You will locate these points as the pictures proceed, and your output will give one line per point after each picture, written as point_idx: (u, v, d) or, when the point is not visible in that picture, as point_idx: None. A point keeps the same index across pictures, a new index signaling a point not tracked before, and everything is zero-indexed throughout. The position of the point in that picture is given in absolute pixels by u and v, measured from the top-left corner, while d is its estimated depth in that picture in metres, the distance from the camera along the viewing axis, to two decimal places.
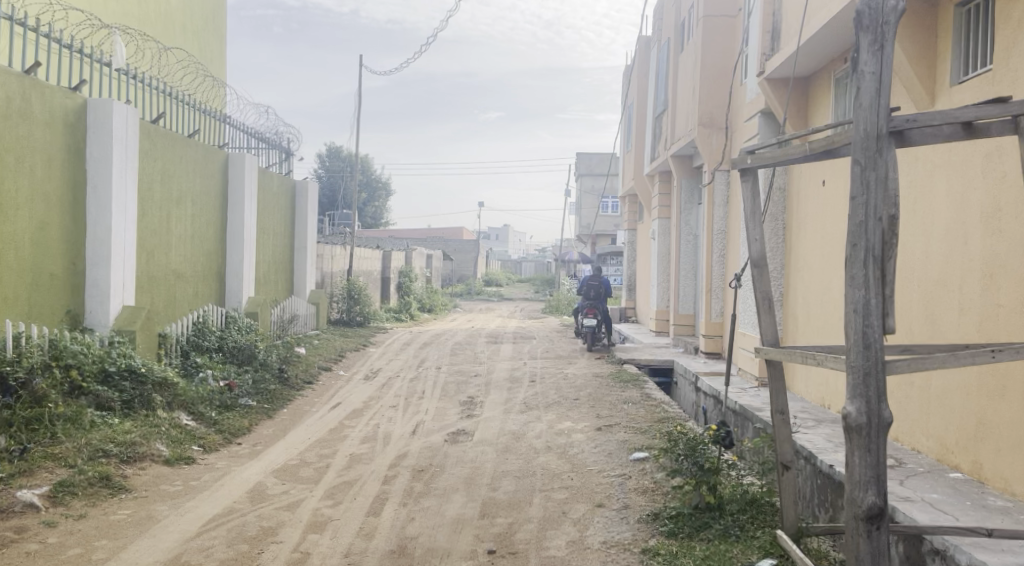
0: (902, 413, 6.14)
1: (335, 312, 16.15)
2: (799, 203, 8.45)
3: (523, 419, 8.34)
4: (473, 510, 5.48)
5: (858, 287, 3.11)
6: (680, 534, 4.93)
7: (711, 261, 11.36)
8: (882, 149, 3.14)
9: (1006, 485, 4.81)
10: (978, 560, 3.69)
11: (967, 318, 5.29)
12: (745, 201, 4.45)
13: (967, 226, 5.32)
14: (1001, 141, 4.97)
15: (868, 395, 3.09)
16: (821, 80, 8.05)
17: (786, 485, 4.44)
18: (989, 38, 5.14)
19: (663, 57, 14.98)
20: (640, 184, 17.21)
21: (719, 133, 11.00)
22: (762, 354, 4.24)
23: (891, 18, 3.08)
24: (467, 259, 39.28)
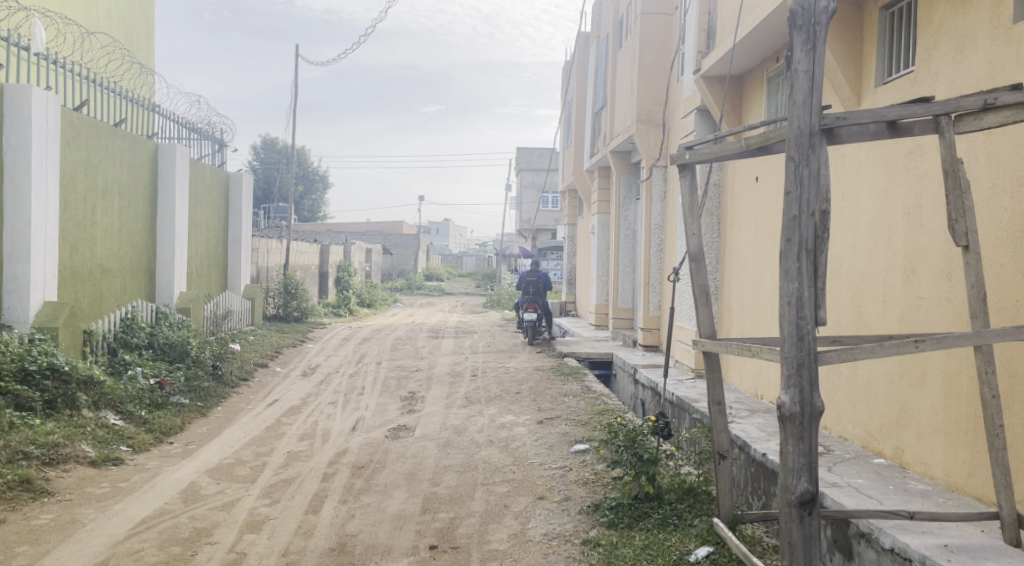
0: (831, 403, 6.34)
1: (272, 308, 15.82)
2: (734, 197, 8.62)
3: (465, 414, 8.32)
4: (414, 505, 5.44)
5: (793, 281, 3.18)
6: (620, 524, 4.99)
7: (649, 255, 11.52)
8: (815, 146, 3.21)
9: (926, 470, 5.00)
10: (901, 542, 3.82)
11: (892, 310, 5.49)
12: (683, 196, 4.51)
13: (891, 222, 5.50)
14: (924, 139, 5.16)
15: (801, 385, 3.16)
16: (755, 79, 8.23)
17: (722, 474, 4.53)
18: (911, 42, 5.33)
19: (602, 53, 15.10)
20: (580, 179, 17.33)
21: (657, 129, 11.16)
22: (698, 346, 4.32)
23: (823, 19, 3.17)
24: (407, 254, 38.98)
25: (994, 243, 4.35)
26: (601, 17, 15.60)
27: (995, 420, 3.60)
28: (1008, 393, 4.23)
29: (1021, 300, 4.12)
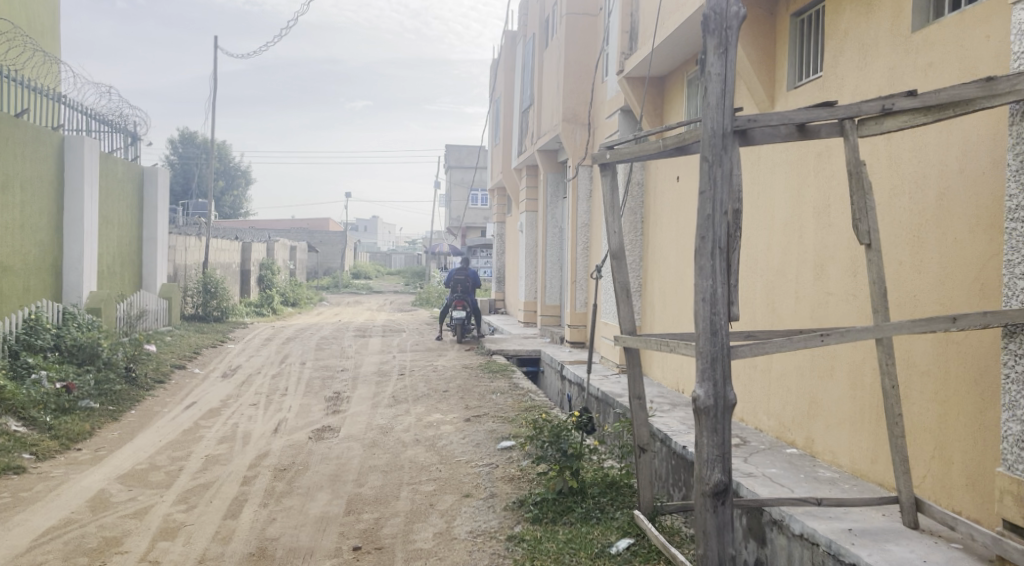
0: (748, 396, 6.55)
1: (190, 308, 15.32)
2: (656, 197, 8.81)
3: (392, 413, 8.25)
4: (338, 507, 5.37)
5: (707, 278, 3.27)
6: (544, 519, 5.04)
7: (575, 253, 11.65)
8: (727, 147, 3.31)
9: (835, 458, 5.23)
10: (809, 528, 3.99)
11: (803, 305, 5.71)
12: (604, 194, 4.59)
13: (802, 221, 5.72)
14: (832, 142, 5.39)
15: (715, 379, 3.26)
16: (676, 81, 8.43)
17: (643, 467, 4.64)
18: (820, 48, 5.56)
19: (529, 53, 15.20)
20: (508, 177, 17.40)
21: (582, 129, 11.30)
22: (620, 342, 4.39)
23: (734, 23, 3.27)
24: (334, 251, 38.34)
25: (895, 241, 4.57)
26: (527, 17, 15.71)
27: (894, 409, 3.80)
28: (907, 384, 4.46)
29: (918, 296, 4.35)
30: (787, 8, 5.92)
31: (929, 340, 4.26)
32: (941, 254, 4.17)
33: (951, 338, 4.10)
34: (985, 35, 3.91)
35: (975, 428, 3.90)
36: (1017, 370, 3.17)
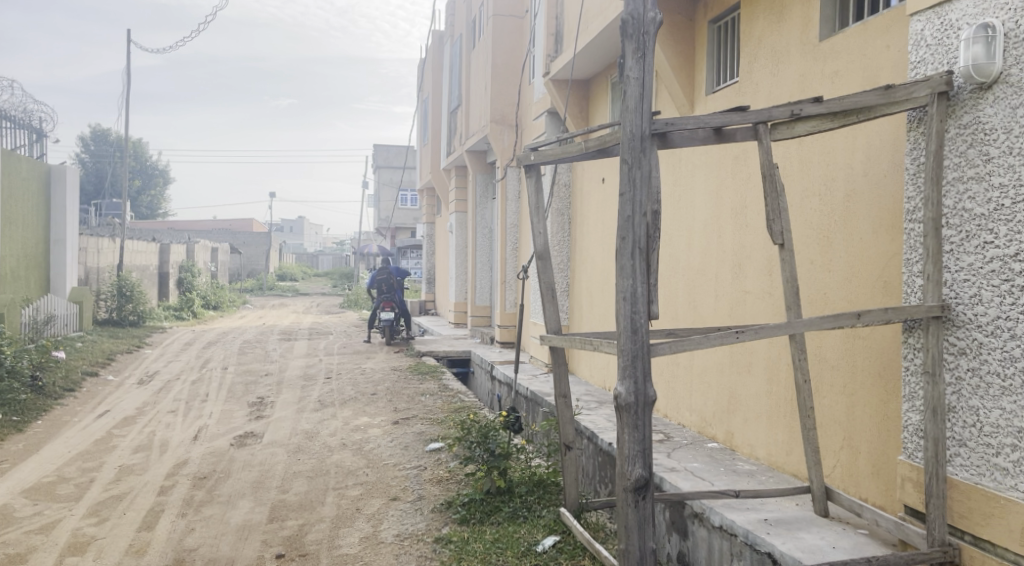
0: (670, 393, 6.71)
1: (104, 312, 14.72)
2: (583, 197, 8.93)
3: (318, 417, 8.13)
4: (261, 514, 5.26)
5: (627, 278, 3.30)
6: (472, 520, 5.04)
7: (505, 254, 11.71)
8: (646, 149, 3.33)
9: (752, 451, 5.41)
10: (728, 520, 4.11)
11: (722, 304, 5.88)
12: (529, 195, 4.62)
13: (721, 222, 5.90)
14: (747, 145, 5.57)
15: (635, 376, 3.30)
16: (600, 84, 8.56)
17: (569, 464, 4.69)
18: (736, 55, 5.74)
19: (456, 54, 15.21)
20: (437, 178, 17.37)
21: (510, 130, 11.35)
22: (546, 341, 4.41)
23: (650, 29, 3.29)
24: (258, 253, 37.48)
25: (806, 241, 4.76)
26: (454, 17, 15.71)
27: (806, 403, 3.96)
28: (818, 378, 4.64)
29: (829, 294, 4.53)
30: (704, 14, 6.09)
31: (838, 336, 4.44)
32: (849, 254, 4.36)
33: (858, 334, 4.29)
34: (885, 45, 4.10)
35: (880, 419, 4.10)
36: (916, 364, 3.33)
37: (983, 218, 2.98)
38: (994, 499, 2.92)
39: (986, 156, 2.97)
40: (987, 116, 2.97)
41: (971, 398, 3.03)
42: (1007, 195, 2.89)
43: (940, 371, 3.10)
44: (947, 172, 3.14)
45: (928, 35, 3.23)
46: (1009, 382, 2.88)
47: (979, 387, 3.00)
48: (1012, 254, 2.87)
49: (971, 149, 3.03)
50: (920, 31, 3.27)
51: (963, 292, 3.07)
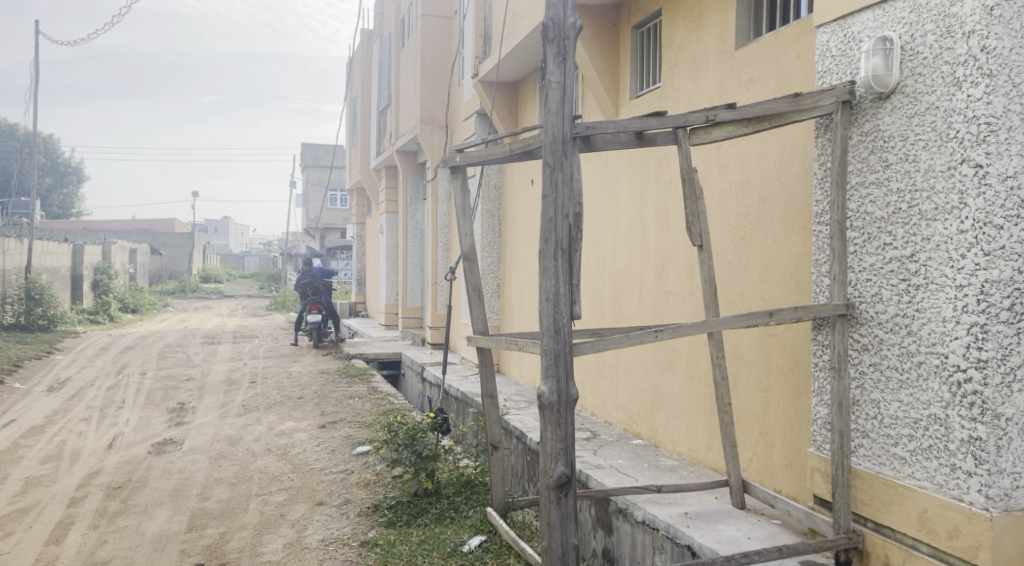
0: (597, 391, 6.82)
1: (10, 317, 14.02)
2: (512, 199, 8.98)
3: (241, 423, 7.94)
4: (179, 524, 5.11)
5: (550, 278, 3.33)
6: (398, 522, 5.02)
7: (435, 254, 11.67)
8: (568, 152, 3.36)
9: (675, 447, 5.55)
10: (650, 514, 4.21)
11: (646, 303, 6.01)
12: (456, 196, 4.62)
13: (645, 223, 6.03)
14: (669, 149, 5.70)
15: (558, 375, 3.34)
16: (528, 86, 8.63)
17: (495, 464, 4.72)
18: (658, 60, 5.88)
19: (385, 54, 15.11)
20: (367, 178, 17.19)
21: (440, 130, 11.31)
22: (472, 342, 4.42)
23: (571, 34, 3.33)
24: (179, 254, 36.29)
25: (725, 242, 4.91)
26: (383, 17, 15.59)
27: (724, 398, 4.09)
28: (736, 375, 4.79)
29: (745, 293, 4.69)
30: (628, 19, 6.21)
31: (755, 333, 4.59)
32: (764, 254, 4.52)
33: (773, 332, 4.44)
34: (796, 54, 4.27)
35: (793, 413, 4.26)
36: (824, 359, 3.48)
37: (883, 221, 3.14)
38: (893, 486, 3.08)
39: (885, 163, 3.13)
40: (885, 125, 3.13)
41: (873, 392, 3.19)
42: (903, 199, 3.04)
43: (845, 366, 3.26)
44: (851, 177, 3.30)
45: (833, 46, 3.39)
46: (906, 376, 3.03)
47: (880, 381, 3.15)
48: (908, 255, 3.02)
49: (872, 156, 3.19)
50: (825, 43, 3.43)
51: (865, 290, 3.23)
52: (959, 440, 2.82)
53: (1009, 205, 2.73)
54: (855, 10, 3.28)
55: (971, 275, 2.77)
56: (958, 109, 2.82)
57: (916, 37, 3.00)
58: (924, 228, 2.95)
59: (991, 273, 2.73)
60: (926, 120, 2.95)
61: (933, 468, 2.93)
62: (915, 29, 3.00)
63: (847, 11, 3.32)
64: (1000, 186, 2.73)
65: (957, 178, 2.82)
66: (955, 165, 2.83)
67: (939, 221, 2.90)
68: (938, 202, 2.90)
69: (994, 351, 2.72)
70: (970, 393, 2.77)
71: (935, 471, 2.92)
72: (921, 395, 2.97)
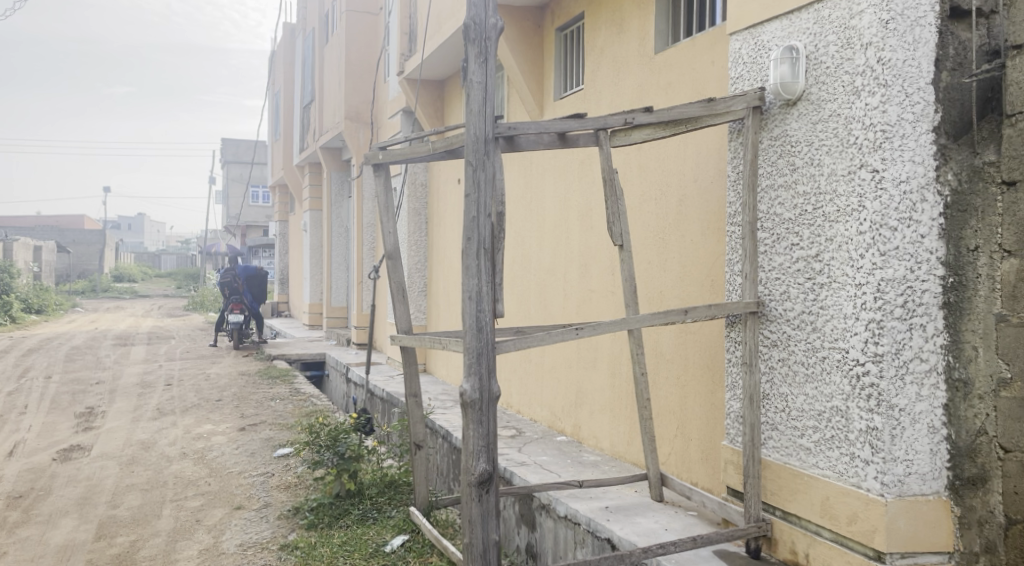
0: (523, 389, 6.88)
1: None
2: (439, 198, 8.96)
3: (155, 427, 7.67)
4: (86, 533, 4.92)
5: (473, 277, 3.34)
6: (320, 524, 4.96)
7: (361, 253, 11.54)
8: (490, 152, 3.37)
9: (598, 443, 5.66)
10: (572, 509, 4.29)
11: (570, 302, 6.10)
12: (380, 194, 4.59)
13: (569, 223, 6.11)
14: (592, 151, 5.81)
15: (480, 373, 3.35)
16: (454, 85, 8.61)
17: (419, 463, 4.70)
18: (581, 62, 5.97)
19: (308, 49, 14.84)
20: (290, 175, 16.85)
21: (365, 128, 11.19)
22: (396, 342, 4.38)
23: (492, 35, 3.35)
24: (90, 253, 34.80)
25: (644, 241, 5.03)
26: (306, 11, 15.30)
27: (644, 394, 4.18)
28: (655, 372, 4.91)
29: (664, 291, 4.81)
30: (552, 22, 6.29)
31: (673, 331, 4.72)
32: (681, 254, 4.65)
33: (690, 329, 4.58)
34: (711, 60, 4.41)
35: (708, 407, 4.40)
36: (736, 355, 3.61)
37: (790, 222, 3.29)
38: (800, 475, 3.22)
39: (792, 166, 3.27)
40: (793, 130, 3.27)
41: (782, 386, 3.33)
42: (809, 202, 3.19)
43: (756, 362, 3.39)
44: (762, 180, 3.44)
45: (745, 53, 3.52)
46: (811, 370, 3.18)
47: (788, 375, 3.30)
48: (813, 254, 3.17)
49: (781, 160, 3.33)
50: (738, 50, 3.55)
51: (775, 289, 3.37)
52: (857, 430, 2.98)
53: (902, 208, 2.89)
54: (765, 20, 3.42)
55: (868, 274, 2.92)
56: (858, 116, 2.97)
57: (820, 48, 3.14)
58: (828, 229, 3.10)
59: (886, 272, 2.88)
60: (829, 126, 3.09)
61: (836, 457, 3.07)
62: (819, 39, 3.15)
63: (757, 20, 3.46)
64: (895, 191, 2.88)
65: (857, 182, 2.97)
66: (854, 169, 2.98)
67: (841, 223, 3.04)
68: (840, 205, 3.05)
69: (888, 346, 2.87)
70: (869, 385, 2.93)
71: (837, 459, 3.07)
72: (825, 388, 3.12)
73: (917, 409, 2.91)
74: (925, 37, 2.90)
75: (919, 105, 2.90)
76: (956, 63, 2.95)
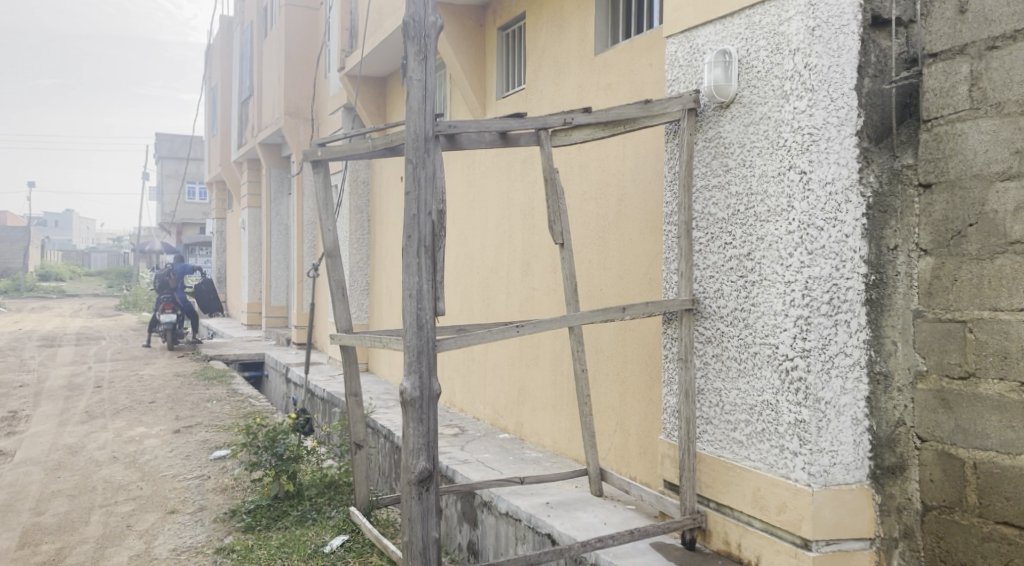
0: (466, 388, 6.89)
1: None
2: (381, 196, 8.90)
3: (84, 430, 7.43)
4: (9, 541, 4.74)
5: (413, 275, 3.33)
6: (258, 526, 4.89)
7: (301, 251, 11.37)
8: (430, 151, 3.36)
9: (539, 440, 5.70)
10: (513, 506, 4.32)
11: (512, 301, 6.13)
12: (319, 192, 4.53)
13: (512, 221, 6.15)
14: (533, 150, 5.85)
15: (420, 371, 3.34)
16: (395, 82, 8.55)
17: (359, 464, 4.66)
18: (523, 62, 6.01)
19: (246, 42, 14.54)
20: (228, 171, 16.50)
21: (305, 124, 11.03)
22: (336, 341, 4.33)
23: (432, 33, 3.35)
24: (14, 250, 33.45)
25: (585, 240, 5.09)
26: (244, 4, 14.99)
27: (584, 390, 4.23)
28: (595, 369, 4.97)
29: (604, 289, 4.88)
30: (493, 21, 6.32)
31: (612, 328, 4.79)
32: (620, 252, 4.72)
33: (629, 327, 4.65)
34: (649, 62, 4.49)
35: (647, 404, 4.48)
36: (672, 351, 3.70)
37: (723, 222, 3.38)
38: (732, 468, 3.32)
39: (725, 168, 3.36)
40: (725, 132, 3.36)
41: (715, 381, 3.42)
42: (741, 202, 3.28)
43: (691, 357, 3.48)
44: (697, 180, 3.52)
45: (681, 56, 3.60)
46: (743, 365, 3.28)
47: (721, 370, 3.39)
48: (745, 253, 3.26)
49: (714, 160, 3.42)
50: (674, 53, 3.64)
51: (709, 287, 3.46)
52: (787, 423, 3.08)
53: (828, 209, 3.00)
54: (699, 24, 3.51)
55: (797, 272, 3.02)
56: (786, 120, 3.07)
57: (751, 52, 3.23)
58: (759, 229, 3.19)
59: (813, 270, 2.99)
60: (760, 129, 3.19)
61: (766, 449, 3.17)
62: (750, 44, 3.24)
63: (693, 24, 3.55)
64: (821, 191, 2.99)
65: (786, 183, 3.07)
66: (783, 171, 3.08)
67: (771, 223, 3.14)
68: (770, 205, 3.14)
69: (815, 341, 2.98)
70: (797, 379, 3.03)
71: (767, 451, 3.17)
72: (756, 383, 3.22)
73: (842, 401, 3.03)
74: (849, 44, 3.01)
75: (844, 109, 3.02)
76: (877, 69, 3.08)
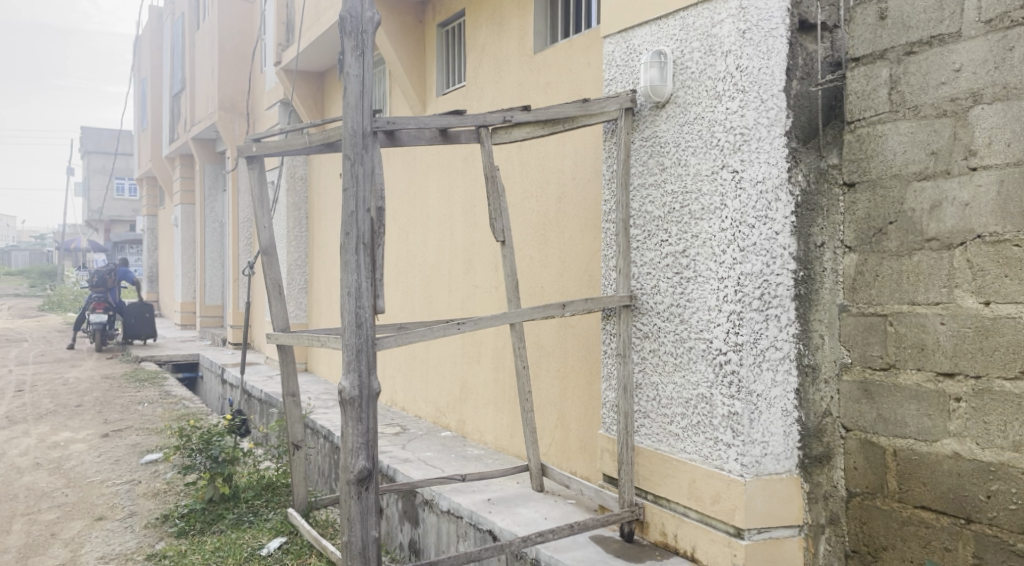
0: (408, 387, 6.85)
1: None
2: (319, 193, 8.78)
3: (5, 436, 7.13)
4: None
5: (352, 272, 3.29)
6: (191, 531, 4.77)
7: (237, 250, 11.12)
8: (368, 146, 3.32)
9: (482, 437, 5.72)
10: (455, 503, 4.32)
11: (454, 298, 6.12)
12: (255, 188, 4.45)
13: (453, 219, 6.14)
14: (473, 148, 5.84)
15: (359, 370, 3.30)
16: (333, 76, 8.44)
17: (298, 465, 4.58)
18: (463, 59, 6.01)
19: (178, 34, 14.15)
20: (159, 167, 16.03)
21: (240, 119, 10.79)
22: (273, 340, 4.25)
23: (369, 28, 3.32)
24: None
25: (525, 238, 5.12)
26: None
27: (525, 387, 4.26)
28: (536, 365, 5.01)
29: (544, 286, 4.92)
30: (433, 18, 6.30)
31: (553, 325, 4.83)
32: (561, 250, 4.76)
33: (569, 323, 4.70)
34: (587, 62, 4.54)
35: (587, 399, 4.53)
36: (611, 346, 3.75)
37: (660, 220, 3.44)
38: (668, 460, 3.39)
39: (662, 166, 3.43)
40: (662, 131, 3.42)
41: (653, 375, 3.49)
42: (677, 199, 3.35)
43: (629, 353, 3.54)
44: (634, 178, 3.58)
45: (617, 56, 3.65)
46: (679, 359, 3.35)
47: (658, 365, 3.46)
48: (680, 250, 3.33)
49: (651, 159, 3.49)
50: (611, 53, 3.69)
51: (646, 283, 3.52)
52: (720, 415, 3.15)
53: (759, 207, 3.08)
54: (636, 25, 3.57)
55: (730, 268, 3.10)
56: (720, 120, 3.14)
57: (686, 53, 3.30)
58: (693, 226, 3.26)
59: (745, 267, 3.07)
60: (694, 129, 3.26)
61: (701, 441, 3.25)
62: (685, 45, 3.31)
63: (629, 25, 3.60)
64: (753, 190, 3.08)
65: (719, 182, 3.14)
66: (716, 170, 3.15)
67: (705, 221, 3.21)
68: (704, 203, 3.21)
69: (747, 336, 3.06)
70: (730, 372, 3.11)
71: (702, 444, 3.25)
72: (692, 377, 3.29)
73: (773, 394, 3.12)
74: (778, 47, 3.09)
75: (774, 110, 3.10)
76: (805, 72, 3.16)
